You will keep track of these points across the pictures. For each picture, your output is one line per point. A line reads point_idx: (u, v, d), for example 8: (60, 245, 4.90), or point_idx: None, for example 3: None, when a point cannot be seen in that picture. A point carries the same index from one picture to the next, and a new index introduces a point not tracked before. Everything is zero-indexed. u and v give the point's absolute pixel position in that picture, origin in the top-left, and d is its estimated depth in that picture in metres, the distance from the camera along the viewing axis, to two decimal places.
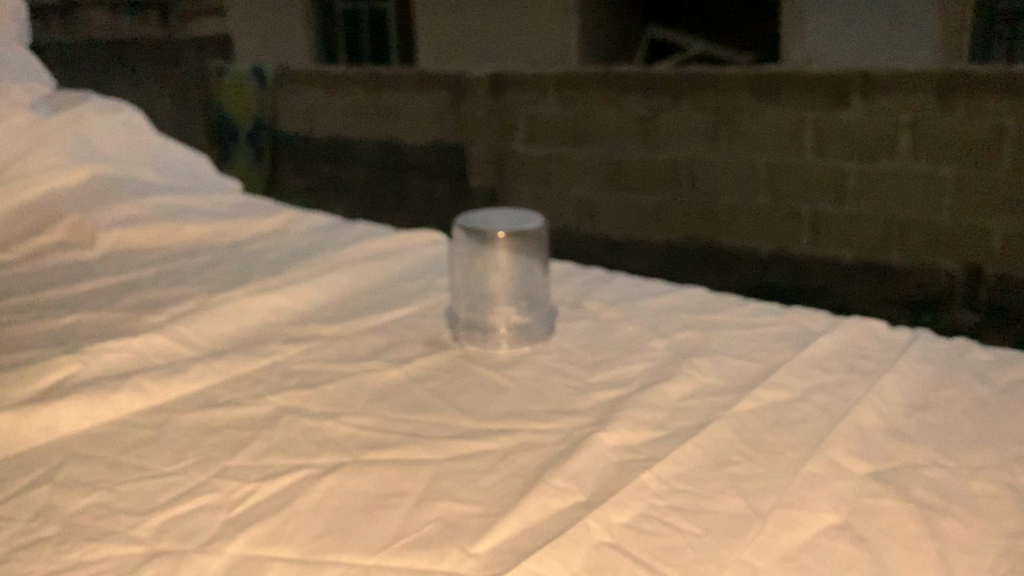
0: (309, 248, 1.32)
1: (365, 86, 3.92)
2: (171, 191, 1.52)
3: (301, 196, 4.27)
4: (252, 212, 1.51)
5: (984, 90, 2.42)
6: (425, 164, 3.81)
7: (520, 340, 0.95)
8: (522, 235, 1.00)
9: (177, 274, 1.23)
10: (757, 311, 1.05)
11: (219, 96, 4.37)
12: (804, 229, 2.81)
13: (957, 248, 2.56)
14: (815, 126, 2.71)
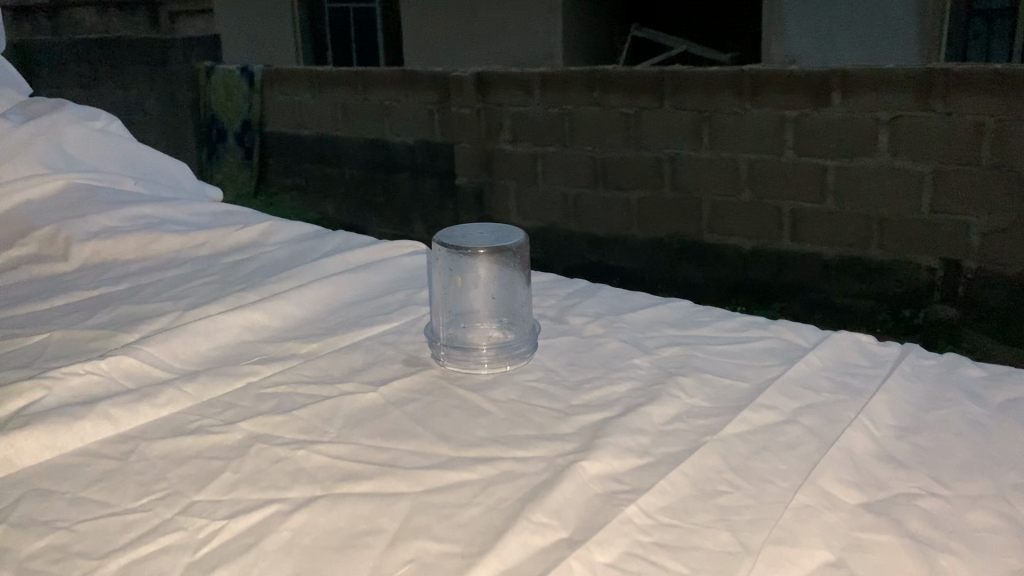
0: (286, 259, 1.28)
1: (351, 87, 3.91)
2: (148, 200, 1.46)
3: (292, 193, 4.38)
4: (231, 220, 1.46)
5: (964, 88, 2.39)
6: (412, 163, 3.81)
7: (501, 359, 0.91)
8: (504, 249, 0.96)
9: (149, 289, 1.19)
10: (743, 324, 1.02)
11: (212, 99, 4.58)
12: (783, 226, 2.81)
13: (936, 244, 2.56)
14: (796, 125, 2.70)
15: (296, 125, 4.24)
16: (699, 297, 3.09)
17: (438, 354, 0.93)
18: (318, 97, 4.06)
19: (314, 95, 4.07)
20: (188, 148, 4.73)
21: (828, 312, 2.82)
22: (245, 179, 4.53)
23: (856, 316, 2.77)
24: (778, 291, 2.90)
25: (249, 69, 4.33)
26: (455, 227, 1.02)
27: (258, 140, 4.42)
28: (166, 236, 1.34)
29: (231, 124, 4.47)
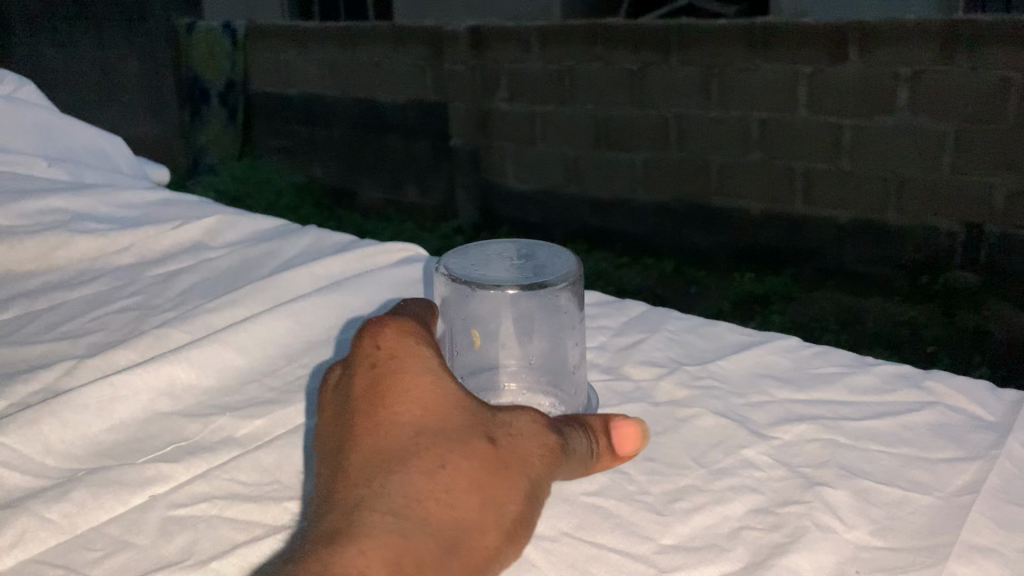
0: (233, 272, 0.96)
1: (333, 44, 3.56)
2: (63, 188, 1.12)
3: (279, 157, 4.03)
4: (170, 214, 1.13)
5: (992, 38, 2.10)
6: (403, 123, 3.47)
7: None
8: (545, 287, 0.67)
9: (47, 316, 0.86)
10: (884, 380, 0.71)
11: (195, 56, 4.16)
12: (796, 188, 2.51)
13: (953, 205, 2.28)
14: (810, 81, 2.38)
15: (281, 84, 3.87)
16: (708, 261, 2.78)
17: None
18: (302, 53, 3.70)
19: (298, 51, 3.71)
20: (169, 108, 4.26)
21: (843, 278, 2.54)
22: (229, 141, 4.14)
23: (874, 282, 2.50)
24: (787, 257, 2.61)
25: (231, 24, 3.95)
26: (469, 251, 0.74)
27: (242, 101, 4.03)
28: (78, 236, 1.01)
29: (213, 81, 4.11)
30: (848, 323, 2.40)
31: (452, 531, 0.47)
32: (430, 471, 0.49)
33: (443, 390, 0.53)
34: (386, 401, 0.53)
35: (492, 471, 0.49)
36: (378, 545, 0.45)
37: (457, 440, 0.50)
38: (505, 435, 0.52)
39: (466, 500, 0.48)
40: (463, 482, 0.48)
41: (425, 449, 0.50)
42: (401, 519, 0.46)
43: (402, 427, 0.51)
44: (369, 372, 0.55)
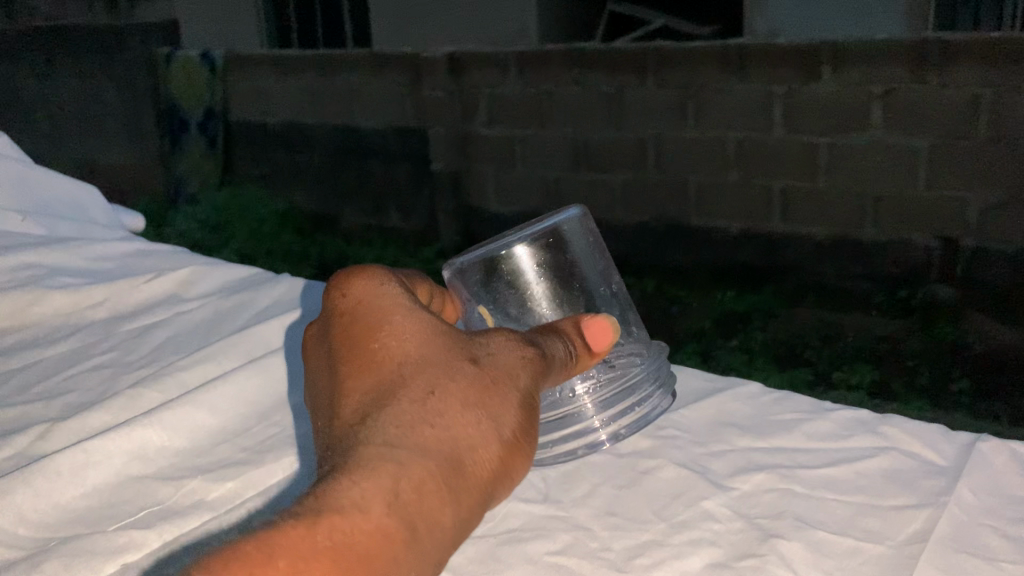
0: (207, 326, 0.97)
1: (313, 71, 3.58)
2: (37, 242, 1.13)
3: (261, 185, 4.04)
4: (144, 265, 1.14)
5: (961, 57, 2.13)
6: (384, 148, 3.49)
7: (625, 399, 0.70)
8: (550, 237, 0.76)
9: (20, 377, 0.87)
10: (843, 424, 0.73)
11: (173, 88, 4.10)
12: (775, 206, 2.54)
13: (931, 220, 2.32)
14: (785, 101, 2.42)
15: (261, 113, 3.88)
16: (690, 281, 2.79)
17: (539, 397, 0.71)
18: (281, 82, 3.72)
19: (277, 79, 3.73)
20: (148, 138, 4.26)
21: (823, 293, 2.57)
22: (209, 170, 4.13)
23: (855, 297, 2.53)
24: (766, 275, 2.65)
25: (210, 54, 3.97)
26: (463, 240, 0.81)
27: (222, 130, 4.03)
28: (53, 291, 1.02)
29: (192, 111, 4.04)
30: (828, 338, 2.43)
31: (452, 454, 0.53)
32: (419, 402, 0.55)
33: (421, 328, 0.60)
34: (374, 332, 0.59)
35: (483, 395, 0.56)
36: (381, 469, 0.50)
37: (445, 367, 0.57)
38: (487, 358, 0.59)
39: (465, 423, 0.55)
40: (454, 410, 0.55)
41: (417, 380, 0.56)
42: (401, 446, 0.52)
43: (393, 361, 0.57)
44: (346, 318, 0.61)
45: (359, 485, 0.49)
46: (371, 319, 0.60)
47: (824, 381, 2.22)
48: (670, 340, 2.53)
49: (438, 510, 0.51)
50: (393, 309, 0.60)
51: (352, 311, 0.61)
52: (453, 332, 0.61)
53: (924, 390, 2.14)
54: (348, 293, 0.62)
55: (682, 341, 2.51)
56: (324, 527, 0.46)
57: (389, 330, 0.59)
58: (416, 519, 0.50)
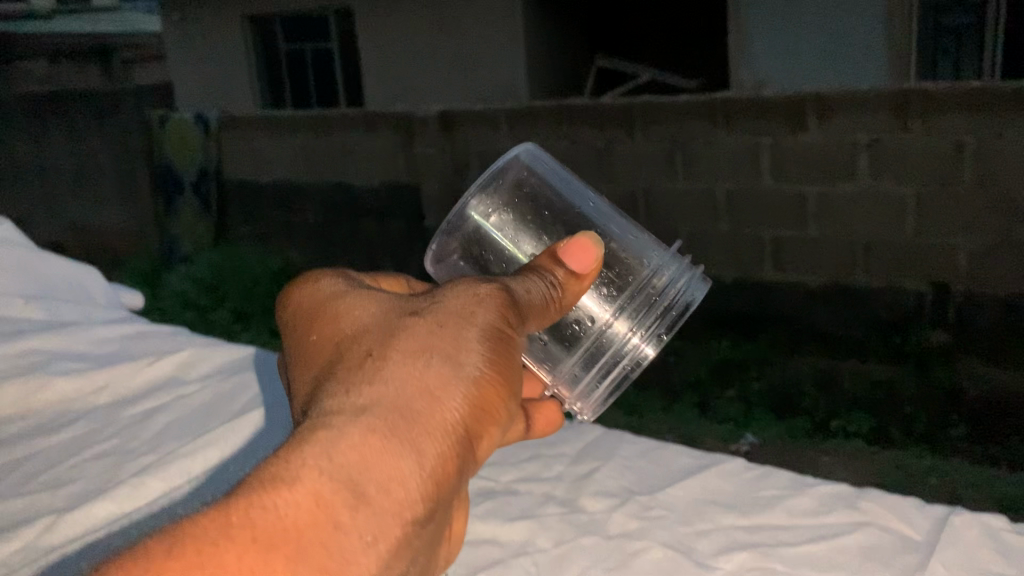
0: (207, 409, 1.00)
1: (310, 129, 3.65)
2: (40, 328, 1.16)
3: (257, 243, 4.06)
4: (144, 348, 1.17)
5: (943, 108, 2.18)
6: (379, 205, 3.54)
7: (657, 311, 0.78)
8: (491, 183, 0.84)
9: (26, 466, 0.90)
10: (822, 499, 0.75)
11: (167, 147, 4.10)
12: (767, 256, 2.58)
13: (922, 267, 2.33)
14: (772, 151, 2.47)
15: (257, 172, 3.94)
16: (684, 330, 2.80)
17: (567, 337, 0.80)
18: (277, 142, 3.78)
19: (273, 139, 3.79)
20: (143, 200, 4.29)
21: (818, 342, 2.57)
22: (204, 230, 4.16)
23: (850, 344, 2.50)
24: (760, 321, 2.66)
25: (205, 116, 4.02)
26: None
27: (217, 190, 4.07)
28: (56, 378, 1.04)
29: (186, 173, 4.10)
30: (822, 385, 2.49)
31: (392, 406, 0.57)
32: (361, 367, 0.59)
33: (364, 309, 0.65)
34: (332, 319, 0.65)
35: (426, 343, 0.60)
36: (315, 436, 0.55)
37: (390, 331, 0.61)
38: (434, 311, 0.63)
39: (408, 373, 0.58)
40: (391, 364, 0.59)
41: (365, 347, 0.61)
42: (341, 411, 0.56)
43: (348, 338, 0.63)
44: (311, 312, 0.68)
45: (294, 457, 0.54)
46: (329, 309, 0.66)
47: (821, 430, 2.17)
48: (667, 390, 2.57)
49: (383, 460, 0.55)
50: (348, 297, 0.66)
51: (316, 307, 0.67)
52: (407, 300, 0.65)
53: (919, 437, 2.18)
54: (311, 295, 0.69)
55: (680, 391, 2.56)
56: (253, 504, 0.52)
57: (343, 315, 0.65)
58: (360, 473, 0.54)
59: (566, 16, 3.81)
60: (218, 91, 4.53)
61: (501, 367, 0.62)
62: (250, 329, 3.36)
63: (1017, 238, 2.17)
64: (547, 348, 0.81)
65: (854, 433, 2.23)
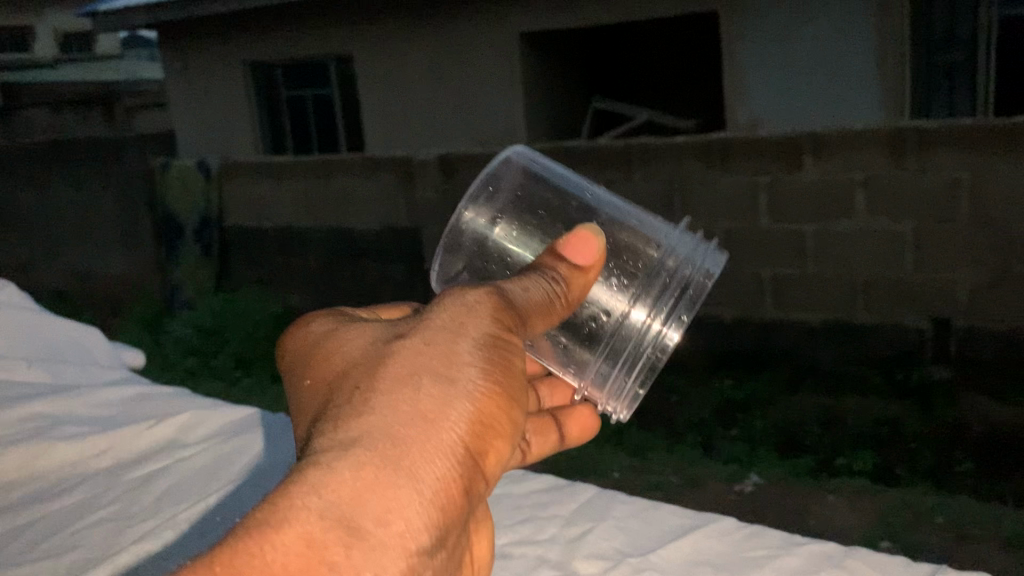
0: (207, 472, 1.01)
1: (311, 174, 3.68)
2: (42, 393, 1.17)
3: (256, 288, 4.06)
4: (146, 410, 1.18)
5: (939, 146, 2.23)
6: (380, 248, 3.57)
7: (670, 293, 0.80)
8: (484, 190, 0.88)
9: (29, 533, 0.91)
10: (811, 557, 0.77)
11: (168, 195, 4.20)
12: (766, 294, 2.61)
13: (922, 302, 2.39)
14: (769, 191, 2.50)
15: (257, 218, 3.96)
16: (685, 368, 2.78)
17: (586, 335, 0.85)
18: (277, 187, 3.81)
19: (274, 185, 3.82)
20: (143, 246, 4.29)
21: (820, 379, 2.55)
22: (204, 276, 4.16)
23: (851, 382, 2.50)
24: (764, 361, 2.66)
25: (205, 163, 4.04)
26: None
27: (217, 236, 4.09)
28: (59, 443, 1.06)
29: (187, 219, 4.12)
30: (828, 423, 2.34)
31: (381, 437, 0.57)
32: (351, 399, 0.60)
33: (356, 340, 0.66)
34: (324, 357, 0.66)
35: (414, 366, 0.61)
36: (304, 476, 0.55)
37: (378, 358, 0.62)
38: (422, 332, 0.64)
39: (398, 399, 0.59)
40: (378, 394, 0.59)
41: (355, 378, 0.61)
42: (332, 443, 0.57)
43: (338, 373, 0.64)
44: (305, 353, 0.69)
45: (284, 499, 0.55)
46: (320, 347, 0.68)
47: (827, 470, 2.12)
48: (670, 431, 2.43)
49: (379, 492, 0.55)
50: (337, 333, 0.68)
51: (309, 348, 0.69)
52: (397, 326, 0.66)
53: (927, 473, 2.06)
54: (305, 337, 0.71)
55: (681, 431, 2.42)
56: (241, 553, 0.52)
57: (333, 351, 0.66)
58: (354, 504, 0.55)
59: (559, 64, 3.91)
60: (219, 139, 4.57)
61: (491, 381, 0.62)
62: (253, 375, 3.36)
63: (1015, 271, 2.25)
64: (570, 350, 0.86)
65: (860, 471, 2.10)
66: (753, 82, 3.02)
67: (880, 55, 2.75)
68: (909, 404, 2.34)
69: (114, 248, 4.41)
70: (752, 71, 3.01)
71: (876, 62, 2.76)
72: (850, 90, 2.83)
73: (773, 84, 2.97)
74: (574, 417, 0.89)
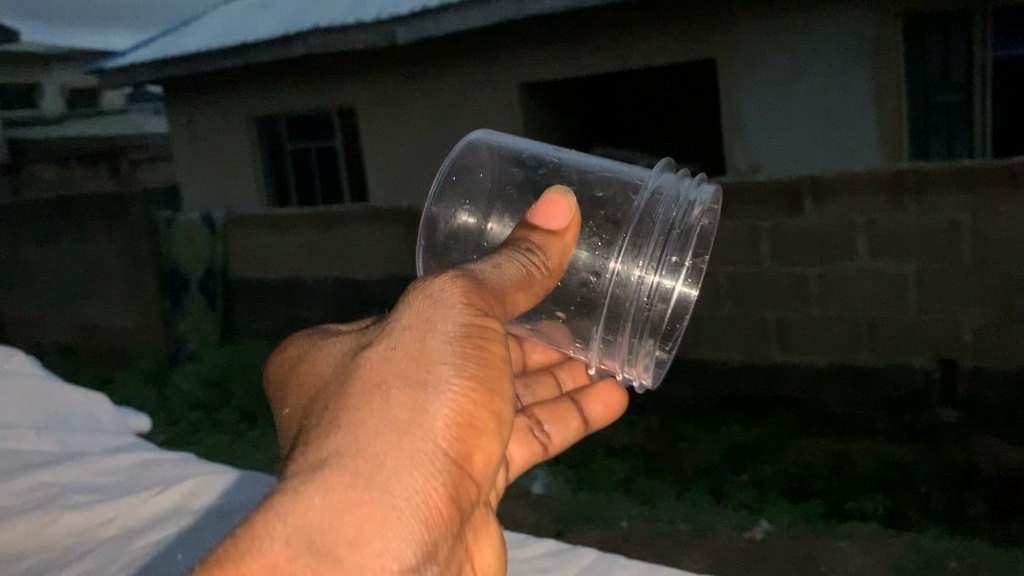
0: (212, 541, 1.01)
1: (316, 225, 3.70)
2: (49, 464, 1.18)
3: (262, 339, 4.05)
4: (152, 476, 1.19)
5: (941, 188, 2.24)
6: (385, 298, 3.58)
7: (649, 237, 0.90)
8: (449, 184, 1.02)
9: None
10: None
11: (173, 248, 4.22)
12: (772, 339, 2.61)
13: (928, 344, 2.39)
14: (771, 235, 2.52)
15: (263, 270, 3.97)
16: (693, 413, 2.77)
17: (584, 304, 0.98)
18: (282, 239, 3.84)
19: (279, 237, 3.85)
20: (149, 299, 4.30)
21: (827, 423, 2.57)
22: (209, 328, 4.16)
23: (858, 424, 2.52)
24: (771, 405, 2.65)
25: (210, 216, 4.07)
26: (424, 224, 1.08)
27: (222, 289, 4.10)
28: (66, 513, 1.06)
29: (192, 272, 4.13)
30: (837, 467, 2.34)
31: (348, 456, 0.64)
32: (325, 420, 0.67)
33: (335, 358, 0.74)
34: (310, 382, 0.75)
35: (380, 380, 0.68)
36: (273, 504, 0.62)
37: (350, 377, 0.69)
38: (390, 341, 0.71)
39: (367, 415, 0.66)
40: (348, 412, 0.66)
41: (329, 400, 0.69)
42: (305, 467, 0.64)
43: (318, 396, 0.72)
44: (296, 377, 0.78)
45: (250, 532, 0.61)
46: (307, 373, 0.76)
47: (837, 514, 2.13)
48: (678, 478, 2.41)
49: (351, 508, 0.62)
50: (319, 357, 0.76)
51: (298, 374, 0.78)
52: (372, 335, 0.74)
53: (937, 517, 2.06)
54: (295, 361, 0.80)
55: (690, 478, 2.41)
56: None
57: (316, 377, 0.75)
58: (328, 521, 0.62)
59: (559, 112, 3.95)
60: (226, 192, 4.62)
61: (462, 379, 0.69)
62: (259, 428, 3.34)
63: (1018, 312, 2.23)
64: (572, 322, 1.00)
65: (871, 515, 2.10)
66: (753, 126, 3.05)
67: (878, 97, 2.79)
68: (918, 444, 2.32)
69: (118, 302, 4.42)
70: (751, 116, 3.04)
71: (874, 102, 2.78)
72: (852, 134, 2.85)
73: (773, 128, 3.00)
74: (596, 400, 1.13)
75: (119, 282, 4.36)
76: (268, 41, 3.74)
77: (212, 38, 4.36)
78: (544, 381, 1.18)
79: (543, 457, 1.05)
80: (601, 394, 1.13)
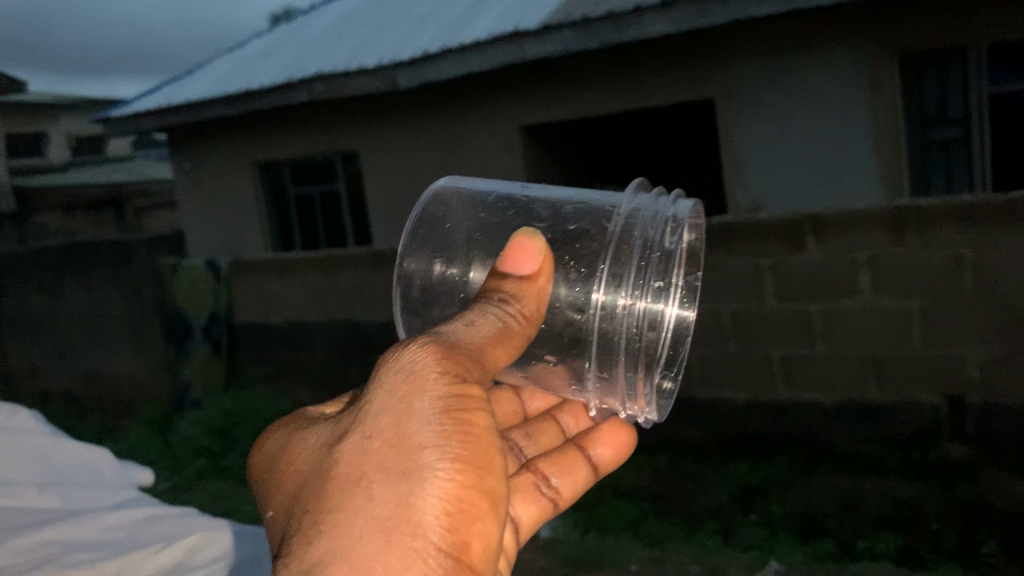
0: None
1: (320, 268, 3.72)
2: (50, 521, 1.17)
3: (264, 384, 4.01)
4: (153, 532, 1.18)
5: (942, 224, 2.25)
6: (389, 340, 3.56)
7: (632, 261, 0.91)
8: (417, 240, 1.05)
9: None
10: None
11: (177, 294, 4.23)
12: (777, 378, 2.59)
13: (932, 381, 2.36)
14: (773, 272, 2.52)
15: (266, 315, 3.96)
16: (700, 455, 2.73)
17: (572, 337, 0.97)
18: (285, 283, 3.85)
19: (282, 282, 3.86)
20: (152, 346, 4.29)
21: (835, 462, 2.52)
22: (213, 374, 4.13)
23: (866, 462, 2.47)
24: (780, 446, 2.61)
25: (215, 262, 4.08)
26: None
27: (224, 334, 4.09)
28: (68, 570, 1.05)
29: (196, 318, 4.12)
30: (847, 507, 2.32)
31: (335, 564, 0.69)
32: (309, 524, 0.72)
33: (311, 453, 0.79)
34: (287, 474, 0.79)
35: (359, 482, 0.73)
36: None
37: (329, 477, 0.74)
38: (365, 434, 0.75)
39: (350, 520, 0.71)
40: (330, 518, 0.71)
41: (312, 502, 0.74)
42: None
43: (298, 494, 0.76)
44: (273, 468, 0.82)
45: None
46: (283, 468, 0.80)
47: (849, 554, 2.10)
48: (686, 519, 2.39)
49: None
50: (295, 449, 0.80)
51: (275, 466, 0.82)
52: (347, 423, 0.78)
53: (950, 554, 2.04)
54: (271, 452, 0.84)
55: (699, 519, 2.39)
56: None
57: (294, 470, 0.79)
58: None
59: (559, 152, 3.97)
60: (231, 237, 4.65)
61: (447, 463, 0.74)
62: None
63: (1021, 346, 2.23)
64: (563, 362, 0.98)
65: (882, 554, 2.09)
66: (753, 165, 3.05)
67: (876, 134, 2.81)
68: (928, 483, 2.32)
69: (121, 349, 4.40)
70: (750, 154, 3.05)
71: (872, 139, 2.82)
72: (851, 170, 2.87)
73: (773, 167, 3.01)
74: (603, 443, 1.13)
75: (123, 329, 4.35)
76: (271, 88, 3.79)
77: (216, 85, 4.42)
78: (545, 426, 1.19)
79: (554, 512, 1.08)
80: (607, 435, 1.13)
